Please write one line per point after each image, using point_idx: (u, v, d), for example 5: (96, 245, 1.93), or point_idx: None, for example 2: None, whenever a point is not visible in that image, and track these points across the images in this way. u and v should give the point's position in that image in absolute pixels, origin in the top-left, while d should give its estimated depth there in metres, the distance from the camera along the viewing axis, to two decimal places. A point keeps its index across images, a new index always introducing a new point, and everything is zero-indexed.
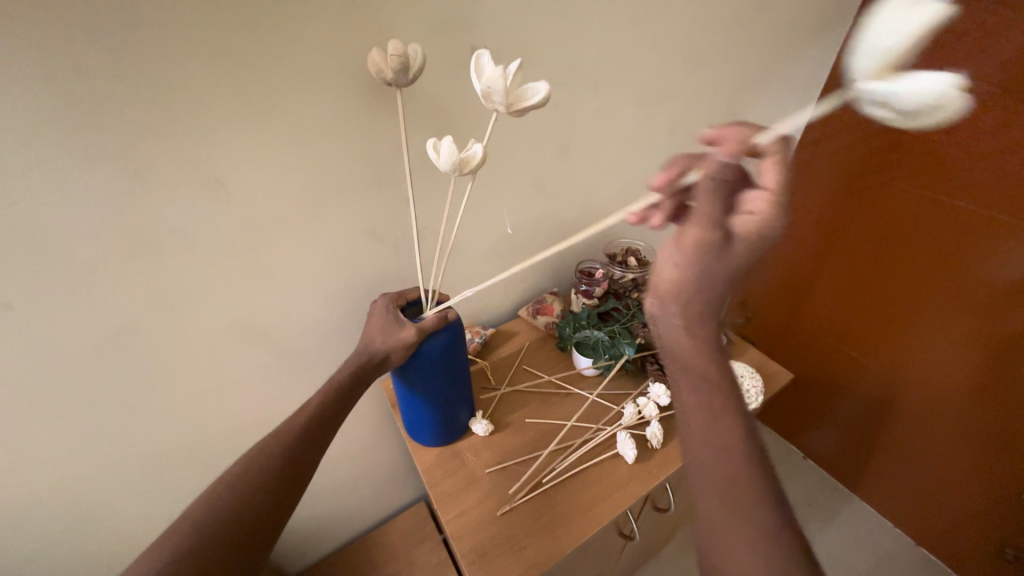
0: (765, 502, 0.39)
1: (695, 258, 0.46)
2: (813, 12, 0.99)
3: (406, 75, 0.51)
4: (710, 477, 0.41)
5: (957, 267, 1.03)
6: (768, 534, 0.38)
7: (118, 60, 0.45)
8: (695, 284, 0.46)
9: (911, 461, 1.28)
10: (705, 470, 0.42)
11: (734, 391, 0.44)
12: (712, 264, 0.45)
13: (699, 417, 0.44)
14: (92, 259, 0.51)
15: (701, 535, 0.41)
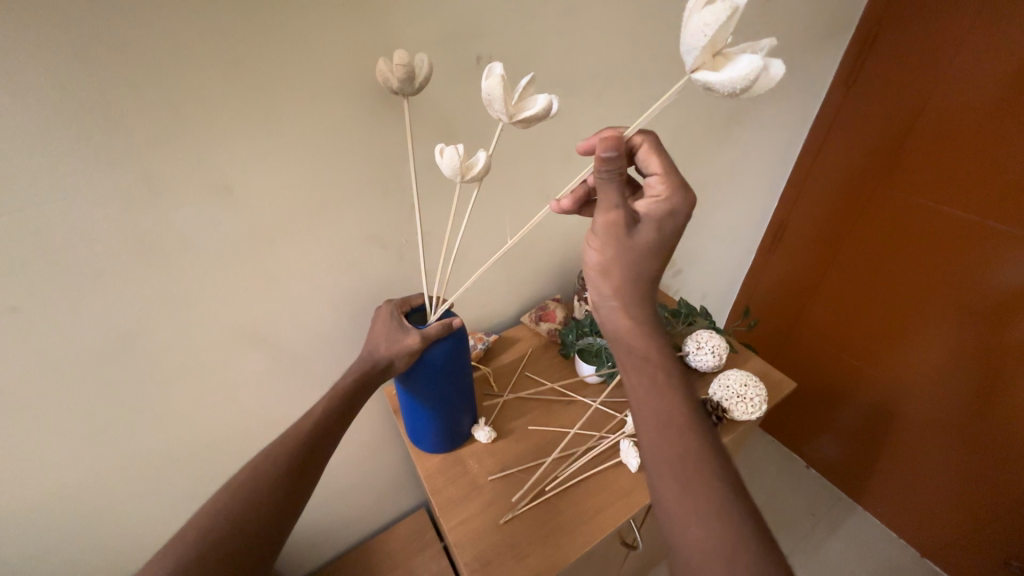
0: (713, 472, 0.42)
1: (612, 244, 0.48)
2: (814, 23, 1.00)
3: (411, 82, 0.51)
4: (661, 452, 0.44)
5: (957, 276, 1.04)
6: (723, 500, 0.41)
7: (130, 68, 0.45)
8: (620, 267, 0.49)
9: (915, 471, 1.27)
10: (657, 446, 0.44)
11: (674, 364, 0.48)
12: (629, 246, 0.48)
13: (643, 394, 0.47)
14: (101, 264, 0.52)
15: (664, 512, 0.43)
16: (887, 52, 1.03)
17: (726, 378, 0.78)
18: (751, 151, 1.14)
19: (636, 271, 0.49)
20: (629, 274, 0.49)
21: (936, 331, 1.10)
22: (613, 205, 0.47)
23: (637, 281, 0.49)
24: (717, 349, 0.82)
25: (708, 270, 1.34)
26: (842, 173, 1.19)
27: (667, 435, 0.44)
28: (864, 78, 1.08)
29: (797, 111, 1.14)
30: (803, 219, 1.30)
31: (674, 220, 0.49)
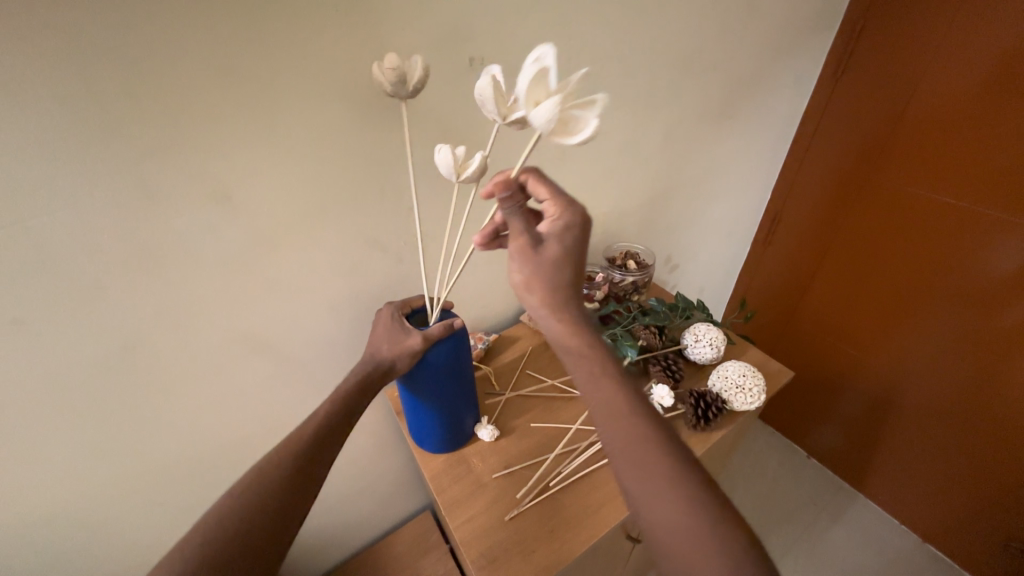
0: (672, 459, 0.43)
1: (527, 267, 0.50)
2: (800, 17, 1.01)
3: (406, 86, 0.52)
4: (619, 450, 0.45)
5: (950, 264, 1.05)
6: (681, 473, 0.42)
7: (127, 78, 0.46)
8: (540, 285, 0.50)
9: (915, 458, 1.29)
10: (615, 446, 0.45)
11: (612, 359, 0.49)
12: (542, 267, 0.50)
13: (593, 398, 0.48)
14: (102, 273, 0.52)
15: (644, 509, 0.42)
16: (875, 44, 1.04)
17: (725, 370, 0.79)
18: (743, 146, 1.15)
19: (558, 285, 0.50)
20: (552, 288, 0.50)
21: (932, 319, 1.12)
22: (519, 233, 0.50)
23: (562, 293, 0.50)
24: (715, 342, 0.83)
25: (704, 265, 1.35)
26: (833, 165, 1.20)
27: (620, 434, 0.45)
28: (853, 70, 1.09)
29: (787, 105, 1.16)
30: (795, 212, 1.32)
31: (577, 230, 0.52)
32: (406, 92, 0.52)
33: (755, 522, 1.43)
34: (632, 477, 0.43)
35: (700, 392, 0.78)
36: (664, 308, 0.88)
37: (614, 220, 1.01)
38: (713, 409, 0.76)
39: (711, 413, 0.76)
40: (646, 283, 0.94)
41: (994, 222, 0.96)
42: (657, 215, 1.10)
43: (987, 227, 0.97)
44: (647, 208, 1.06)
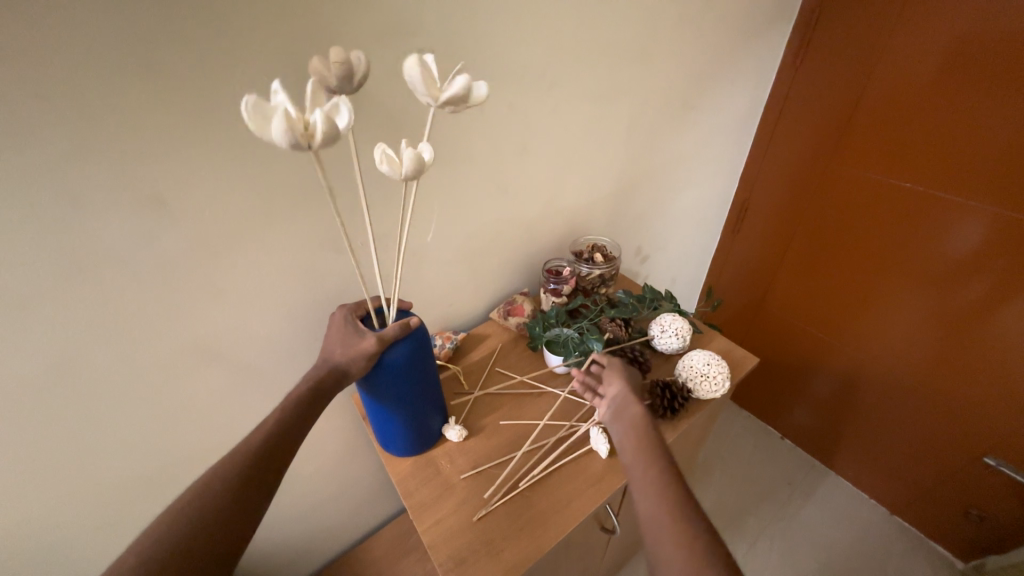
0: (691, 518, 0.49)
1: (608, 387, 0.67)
2: (758, 5, 1.02)
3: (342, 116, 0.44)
4: (641, 489, 0.53)
5: (911, 248, 1.08)
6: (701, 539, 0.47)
7: (37, 77, 0.42)
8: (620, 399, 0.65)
9: (881, 436, 1.33)
10: (640, 486, 0.53)
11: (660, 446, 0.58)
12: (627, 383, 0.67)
13: (628, 450, 0.58)
14: (29, 288, 0.49)
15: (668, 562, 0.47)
16: (832, 30, 1.05)
17: (690, 359, 0.80)
18: (707, 136, 1.16)
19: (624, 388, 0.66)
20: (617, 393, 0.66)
21: (895, 301, 1.15)
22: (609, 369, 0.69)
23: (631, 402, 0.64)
24: (681, 333, 0.83)
25: (675, 255, 1.36)
26: (796, 152, 1.21)
27: (649, 478, 0.53)
28: (809, 59, 1.11)
29: (748, 94, 1.17)
30: (761, 200, 1.33)
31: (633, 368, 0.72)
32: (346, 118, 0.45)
33: (732, 505, 1.46)
34: (649, 509, 0.51)
35: (666, 383, 0.77)
36: (630, 301, 0.89)
37: (580, 213, 1.01)
38: (679, 399, 0.76)
39: (677, 402, 0.76)
40: (613, 275, 0.94)
41: (951, 205, 0.99)
42: (624, 207, 1.10)
43: (945, 210, 1.00)
44: (614, 200, 1.06)
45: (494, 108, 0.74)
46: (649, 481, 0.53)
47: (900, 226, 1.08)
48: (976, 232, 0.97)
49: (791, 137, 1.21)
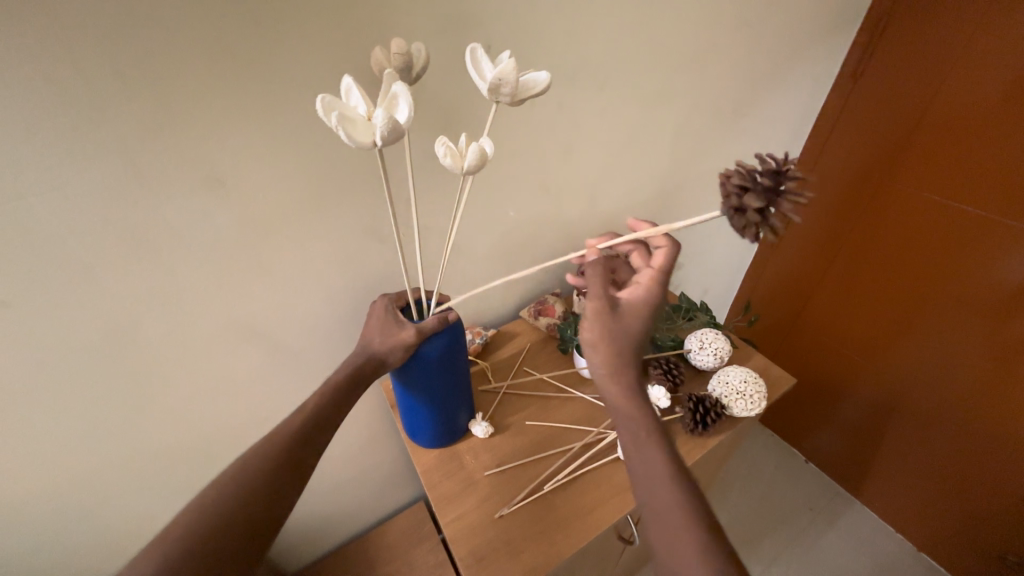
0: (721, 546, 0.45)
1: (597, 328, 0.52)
2: (819, 14, 0.98)
3: (396, 120, 0.41)
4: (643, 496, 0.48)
5: (960, 274, 1.03)
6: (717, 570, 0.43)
7: (115, 56, 0.44)
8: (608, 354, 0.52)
9: (914, 468, 1.27)
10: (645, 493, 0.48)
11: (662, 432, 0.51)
12: (621, 318, 0.53)
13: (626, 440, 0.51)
14: (93, 257, 0.51)
15: None
16: (895, 43, 1.01)
17: (726, 375, 0.78)
18: (754, 144, 1.12)
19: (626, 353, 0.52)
20: (620, 356, 0.52)
21: (939, 330, 1.09)
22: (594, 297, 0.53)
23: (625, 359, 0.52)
24: (717, 348, 0.81)
25: (709, 266, 1.33)
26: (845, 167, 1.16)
27: (658, 506, 0.47)
28: (868, 70, 1.07)
29: (801, 105, 1.12)
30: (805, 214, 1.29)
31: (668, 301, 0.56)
32: (407, 129, 0.42)
33: (749, 525, 1.42)
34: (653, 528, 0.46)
35: (700, 397, 0.76)
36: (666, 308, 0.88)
37: (618, 217, 0.99)
38: (712, 414, 0.74)
39: (710, 418, 0.74)
40: None
41: (1008, 233, 0.93)
42: (664, 214, 1.08)
43: (1000, 238, 0.95)
44: (653, 205, 1.03)
45: (544, 105, 0.73)
46: (658, 509, 0.47)
47: (951, 251, 1.03)
48: None
49: (841, 150, 1.16)
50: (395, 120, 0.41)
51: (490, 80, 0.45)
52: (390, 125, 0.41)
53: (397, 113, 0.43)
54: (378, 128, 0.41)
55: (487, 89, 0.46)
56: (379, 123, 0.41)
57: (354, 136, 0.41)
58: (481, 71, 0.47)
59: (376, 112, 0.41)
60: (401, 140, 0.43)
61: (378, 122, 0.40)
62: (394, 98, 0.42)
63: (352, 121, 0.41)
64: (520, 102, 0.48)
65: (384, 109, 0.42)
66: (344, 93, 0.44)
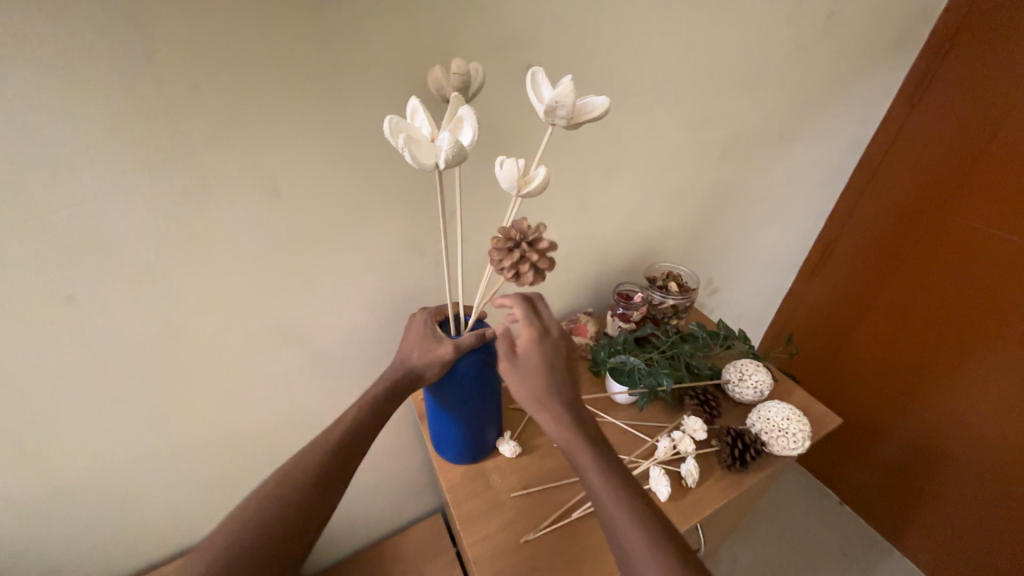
0: None
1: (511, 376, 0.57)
2: (878, 39, 0.94)
3: (461, 143, 0.41)
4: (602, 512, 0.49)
5: (1020, 317, 0.95)
6: None
7: (189, 67, 0.46)
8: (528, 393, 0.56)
9: (962, 522, 1.18)
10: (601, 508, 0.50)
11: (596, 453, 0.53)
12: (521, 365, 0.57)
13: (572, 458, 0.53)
14: (152, 258, 0.53)
15: None
16: (959, 69, 0.96)
17: (767, 411, 0.75)
18: (801, 169, 1.08)
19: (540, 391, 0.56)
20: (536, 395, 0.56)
21: (996, 373, 1.01)
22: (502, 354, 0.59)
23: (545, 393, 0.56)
24: (758, 381, 0.78)
25: (746, 291, 1.29)
26: (897, 196, 1.11)
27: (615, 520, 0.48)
28: (925, 98, 1.02)
29: (853, 131, 1.09)
30: (851, 242, 1.23)
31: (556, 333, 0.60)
32: (469, 152, 0.43)
33: (776, 566, 1.36)
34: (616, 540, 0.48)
35: (739, 431, 0.73)
36: (704, 335, 0.85)
37: (657, 238, 0.97)
38: (752, 450, 0.71)
39: (749, 454, 0.71)
40: (687, 307, 0.89)
41: None
42: (702, 236, 1.05)
43: None
44: (692, 228, 1.01)
45: (591, 126, 0.73)
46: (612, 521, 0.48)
47: (1013, 291, 0.95)
48: None
49: (894, 177, 1.11)
50: (459, 144, 0.41)
51: (548, 102, 0.45)
52: (455, 148, 0.41)
53: (461, 136, 0.43)
54: (443, 151, 0.41)
55: (544, 112, 0.46)
56: (443, 146, 0.41)
57: (417, 156, 0.41)
58: (539, 94, 0.47)
59: (441, 135, 0.42)
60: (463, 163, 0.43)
61: (443, 145, 0.41)
62: (459, 121, 0.43)
63: (417, 143, 0.41)
64: (576, 125, 0.48)
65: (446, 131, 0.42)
66: (410, 113, 0.44)
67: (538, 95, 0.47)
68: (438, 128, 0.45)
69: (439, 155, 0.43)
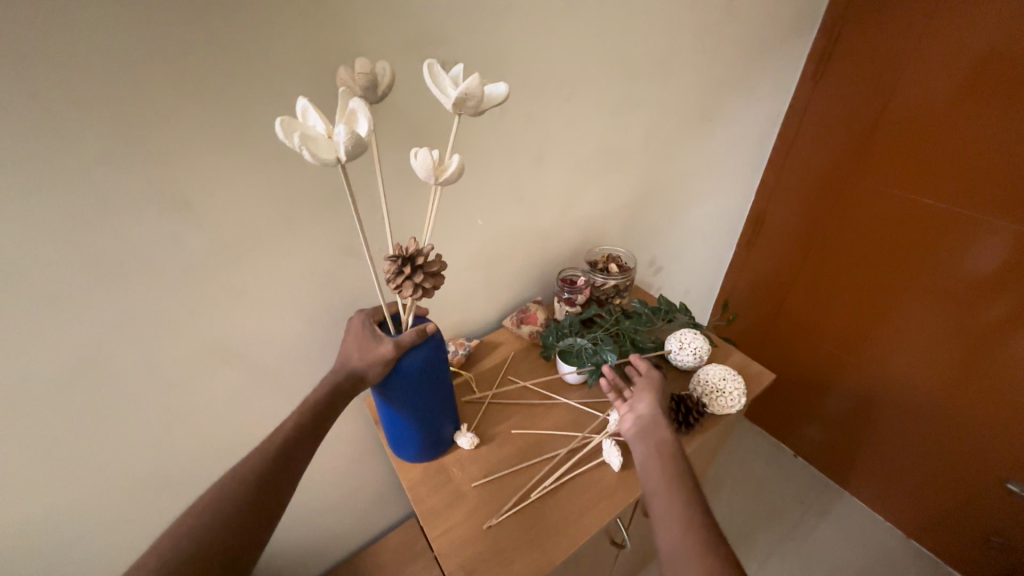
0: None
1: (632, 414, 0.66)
2: (777, 20, 1.01)
3: (358, 134, 0.43)
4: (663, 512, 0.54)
5: (930, 265, 1.05)
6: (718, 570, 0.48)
7: (76, 80, 0.44)
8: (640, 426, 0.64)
9: (898, 457, 1.29)
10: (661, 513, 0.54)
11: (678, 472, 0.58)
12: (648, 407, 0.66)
13: (650, 470, 0.58)
14: (61, 286, 0.50)
15: None
16: (854, 43, 1.05)
17: (705, 373, 0.79)
18: (724, 146, 1.15)
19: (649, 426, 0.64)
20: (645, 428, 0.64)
21: (913, 318, 1.12)
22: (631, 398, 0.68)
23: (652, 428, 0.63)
24: (697, 348, 0.82)
25: (688, 267, 1.36)
26: (814, 164, 1.20)
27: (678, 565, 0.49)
28: (827, 72, 1.11)
29: (767, 108, 1.16)
30: (778, 212, 1.32)
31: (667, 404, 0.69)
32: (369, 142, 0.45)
33: (743, 523, 1.43)
34: (671, 539, 0.51)
35: (681, 397, 0.77)
36: (645, 311, 0.89)
37: (596, 223, 1.01)
38: (695, 413, 0.75)
39: (692, 417, 0.75)
40: (627, 286, 0.93)
41: (973, 222, 0.97)
42: (639, 217, 1.09)
43: (966, 228, 0.98)
44: (629, 210, 1.05)
45: (515, 118, 0.75)
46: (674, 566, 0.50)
47: (921, 242, 1.06)
48: (993, 251, 0.95)
49: (809, 147, 1.20)
50: (356, 134, 0.42)
51: (457, 95, 0.47)
52: (352, 139, 0.42)
53: (357, 128, 0.45)
54: (341, 143, 0.43)
55: (453, 104, 0.47)
56: (340, 138, 0.42)
57: (316, 152, 0.42)
58: (436, 77, 0.49)
59: (337, 129, 0.43)
60: (363, 153, 0.44)
61: (339, 137, 0.42)
62: (353, 113, 0.45)
63: (314, 140, 0.42)
64: (483, 112, 0.50)
65: (343, 125, 0.44)
66: (301, 113, 0.45)
67: (435, 78, 0.49)
68: (334, 125, 0.46)
69: (339, 149, 0.44)
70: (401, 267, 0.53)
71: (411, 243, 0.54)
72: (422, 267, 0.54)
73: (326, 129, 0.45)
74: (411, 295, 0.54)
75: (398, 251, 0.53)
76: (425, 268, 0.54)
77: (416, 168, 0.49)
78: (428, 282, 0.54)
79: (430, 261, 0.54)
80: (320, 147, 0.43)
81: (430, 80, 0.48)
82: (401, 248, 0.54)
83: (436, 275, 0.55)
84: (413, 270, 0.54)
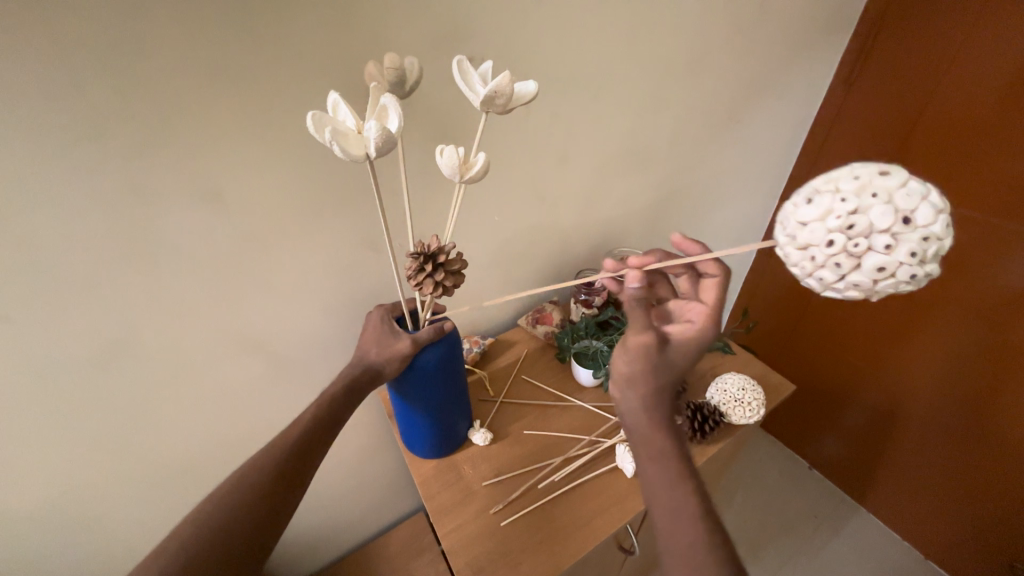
0: None
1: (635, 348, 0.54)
2: (812, 21, 0.98)
3: (388, 130, 0.43)
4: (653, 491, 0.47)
5: (962, 278, 1.01)
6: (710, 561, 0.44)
7: (114, 71, 0.45)
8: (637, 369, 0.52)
9: (919, 474, 1.25)
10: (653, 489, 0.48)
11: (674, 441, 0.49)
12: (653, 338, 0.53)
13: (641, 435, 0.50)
14: (92, 272, 0.51)
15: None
16: (891, 47, 1.01)
17: (724, 383, 0.78)
18: (751, 150, 1.12)
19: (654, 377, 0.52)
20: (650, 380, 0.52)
21: (940, 332, 1.08)
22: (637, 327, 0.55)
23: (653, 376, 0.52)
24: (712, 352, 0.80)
25: None
26: None
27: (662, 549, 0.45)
28: (861, 76, 1.08)
29: (797, 112, 1.13)
30: None
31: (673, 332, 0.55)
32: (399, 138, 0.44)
33: (754, 535, 1.40)
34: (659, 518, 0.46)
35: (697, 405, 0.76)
36: None
37: (617, 224, 0.99)
38: (710, 421, 0.75)
39: (708, 425, 0.74)
40: None
41: (1011, 235, 0.92)
42: (661, 220, 1.08)
43: (1003, 240, 0.93)
44: (651, 212, 1.04)
45: (540, 117, 0.74)
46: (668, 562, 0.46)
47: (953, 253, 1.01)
48: None
49: (839, 152, 1.16)
50: (386, 131, 0.42)
51: (486, 92, 0.46)
52: (382, 135, 0.42)
53: (388, 123, 0.45)
54: (371, 139, 0.42)
55: (482, 101, 0.47)
56: (370, 133, 0.42)
57: (346, 148, 0.42)
58: (464, 72, 0.49)
59: (367, 124, 0.43)
60: (393, 149, 0.44)
61: (370, 133, 0.42)
62: (383, 109, 0.44)
63: (344, 135, 0.42)
64: (512, 109, 0.49)
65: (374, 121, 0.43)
66: (332, 108, 0.45)
67: (463, 73, 0.49)
68: (363, 120, 0.46)
69: (369, 145, 0.44)
70: (422, 265, 0.53)
71: (433, 240, 0.54)
72: (443, 267, 0.53)
73: (354, 124, 0.45)
74: (431, 293, 0.54)
75: (421, 248, 0.53)
76: (446, 267, 0.54)
77: (444, 165, 0.49)
78: (448, 280, 0.54)
79: (451, 260, 0.54)
80: (347, 142, 0.42)
81: (459, 74, 0.48)
82: (422, 245, 0.54)
83: (458, 274, 0.55)
84: (434, 267, 0.53)
